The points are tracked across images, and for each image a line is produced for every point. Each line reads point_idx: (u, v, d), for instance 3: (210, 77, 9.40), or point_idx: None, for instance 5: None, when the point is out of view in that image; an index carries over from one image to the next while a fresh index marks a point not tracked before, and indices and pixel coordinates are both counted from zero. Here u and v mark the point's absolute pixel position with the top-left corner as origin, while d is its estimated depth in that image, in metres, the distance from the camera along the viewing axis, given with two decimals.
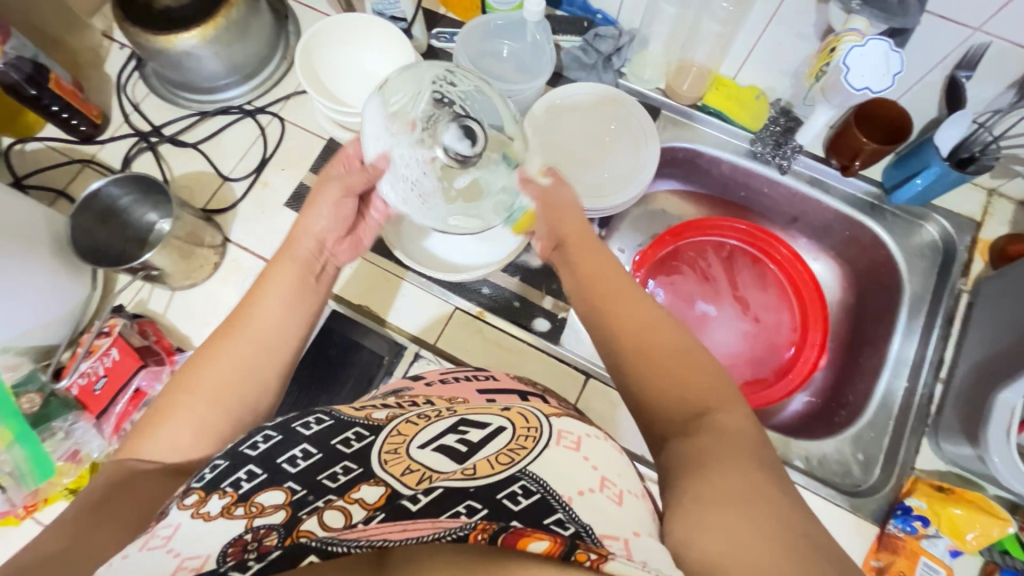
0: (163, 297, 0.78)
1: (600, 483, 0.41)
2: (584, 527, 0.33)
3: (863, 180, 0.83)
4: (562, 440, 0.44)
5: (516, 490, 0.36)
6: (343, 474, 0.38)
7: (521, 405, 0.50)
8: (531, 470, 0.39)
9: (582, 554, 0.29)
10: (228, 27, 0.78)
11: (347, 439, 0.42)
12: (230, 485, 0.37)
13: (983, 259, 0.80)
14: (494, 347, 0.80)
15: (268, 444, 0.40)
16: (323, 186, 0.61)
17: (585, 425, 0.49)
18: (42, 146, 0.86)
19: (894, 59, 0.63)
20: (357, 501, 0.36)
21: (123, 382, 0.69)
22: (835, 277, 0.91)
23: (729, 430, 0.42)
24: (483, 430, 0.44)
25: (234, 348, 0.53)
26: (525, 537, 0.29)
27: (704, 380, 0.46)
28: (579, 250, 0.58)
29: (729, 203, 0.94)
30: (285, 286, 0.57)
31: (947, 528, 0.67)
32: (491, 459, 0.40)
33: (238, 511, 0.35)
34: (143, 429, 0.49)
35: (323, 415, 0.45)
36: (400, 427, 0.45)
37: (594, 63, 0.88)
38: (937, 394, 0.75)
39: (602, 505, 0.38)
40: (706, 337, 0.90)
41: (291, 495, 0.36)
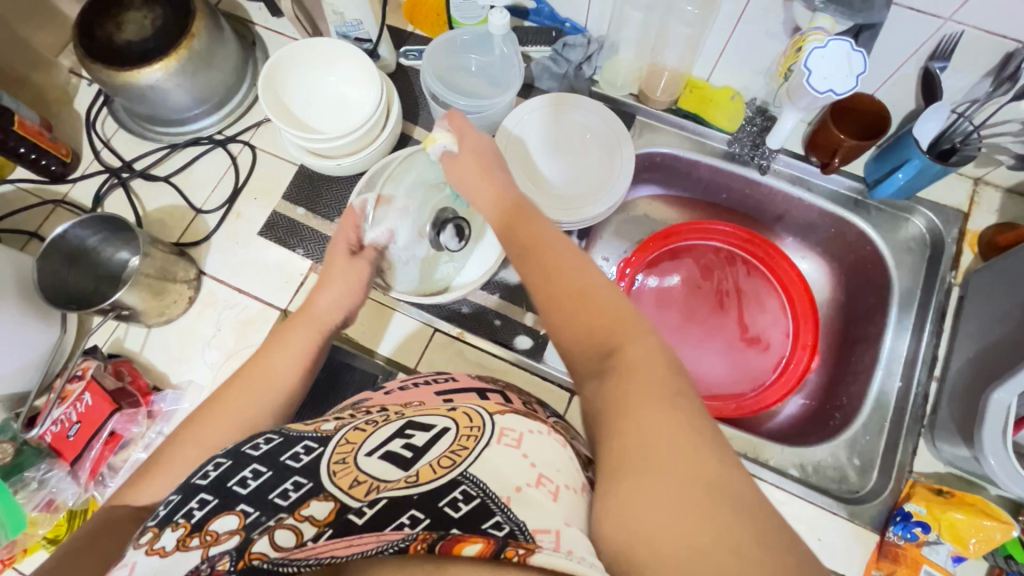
0: (140, 335, 0.77)
1: (537, 479, 0.39)
2: (519, 524, 0.34)
3: (845, 176, 0.81)
4: (503, 439, 0.43)
5: (457, 496, 0.35)
6: (294, 491, 0.36)
7: (468, 403, 0.49)
8: (473, 473, 0.38)
9: (512, 551, 0.30)
10: (191, 59, 0.77)
11: (296, 454, 0.40)
12: (183, 517, 0.36)
13: (973, 250, 0.78)
14: (477, 369, 0.79)
15: (219, 470, 0.39)
16: (333, 263, 0.69)
17: (529, 420, 0.47)
18: (13, 187, 0.86)
19: (857, 58, 0.61)
20: (307, 518, 0.34)
21: (97, 426, 0.69)
22: (823, 275, 0.89)
23: (635, 365, 0.43)
24: (427, 433, 0.43)
25: (238, 385, 0.56)
26: (460, 542, 0.30)
27: (612, 320, 0.47)
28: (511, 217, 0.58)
29: (712, 205, 0.92)
30: (297, 339, 0.62)
31: (949, 534, 0.65)
32: (434, 463, 0.39)
33: (193, 542, 0.34)
34: (141, 476, 0.51)
35: (272, 434, 0.44)
36: (349, 435, 0.43)
37: (565, 72, 0.87)
38: (932, 393, 0.73)
39: (541, 502, 0.37)
40: (693, 344, 0.88)
41: (244, 519, 0.35)
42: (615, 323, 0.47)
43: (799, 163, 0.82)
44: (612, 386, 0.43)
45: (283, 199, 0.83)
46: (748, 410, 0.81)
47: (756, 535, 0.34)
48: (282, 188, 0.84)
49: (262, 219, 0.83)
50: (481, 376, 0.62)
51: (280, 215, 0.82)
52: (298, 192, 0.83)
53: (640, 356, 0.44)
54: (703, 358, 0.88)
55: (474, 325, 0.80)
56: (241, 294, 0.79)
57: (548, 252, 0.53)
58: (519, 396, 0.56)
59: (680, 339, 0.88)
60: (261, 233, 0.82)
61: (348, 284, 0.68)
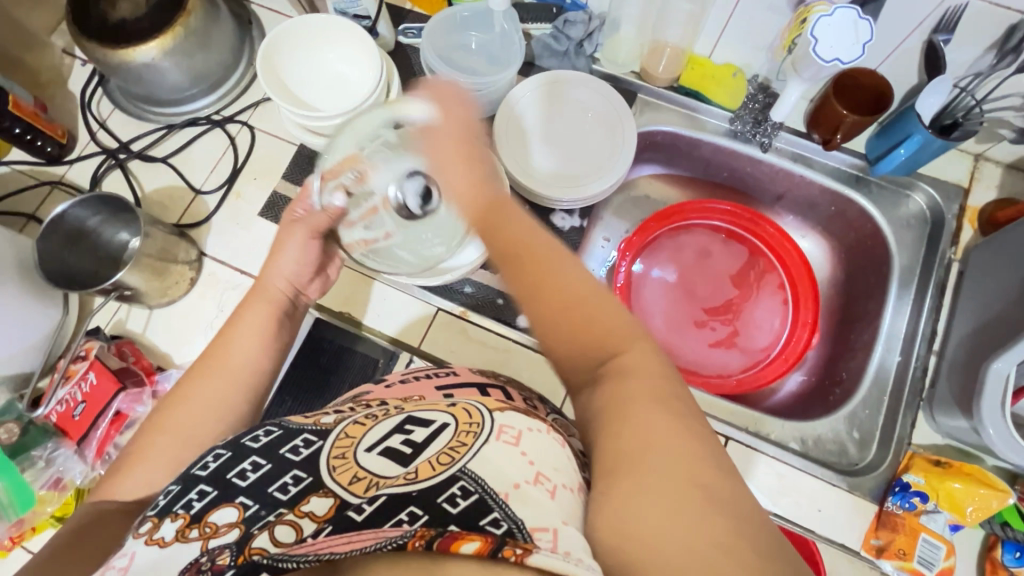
0: (141, 316, 0.77)
1: (534, 477, 0.39)
2: (516, 522, 0.34)
3: (846, 153, 0.81)
4: (501, 436, 0.42)
5: (455, 492, 0.36)
6: (293, 484, 0.38)
7: (468, 399, 0.49)
8: (471, 468, 0.38)
9: (508, 550, 0.30)
10: (186, 37, 0.76)
11: (296, 446, 0.41)
12: (182, 507, 0.36)
13: (973, 226, 0.78)
14: (481, 347, 0.79)
15: (218, 463, 0.40)
16: (289, 229, 0.65)
17: (527, 417, 0.47)
18: (9, 169, 0.85)
19: (863, 28, 0.61)
20: (307, 514, 0.35)
21: (102, 406, 0.69)
22: (823, 252, 0.90)
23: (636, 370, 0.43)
24: (427, 429, 0.43)
25: (207, 383, 0.56)
26: (458, 539, 0.30)
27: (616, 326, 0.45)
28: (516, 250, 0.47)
29: (713, 184, 0.92)
30: (260, 319, 0.61)
31: (946, 503, 0.66)
32: (433, 460, 0.39)
33: (192, 534, 0.34)
34: (115, 472, 0.51)
35: (272, 427, 0.44)
36: (348, 429, 0.44)
37: (565, 50, 0.86)
38: (931, 366, 0.74)
39: (540, 501, 0.37)
40: (693, 325, 0.89)
41: (244, 512, 0.36)
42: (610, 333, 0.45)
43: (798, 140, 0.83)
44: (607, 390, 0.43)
45: (283, 180, 0.82)
46: (750, 387, 0.82)
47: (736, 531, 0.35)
48: (282, 170, 0.84)
49: (262, 199, 0.83)
50: (481, 371, 0.63)
51: (280, 196, 0.82)
52: (299, 172, 0.83)
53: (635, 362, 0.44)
54: (702, 340, 0.88)
55: (477, 305, 0.81)
56: (243, 274, 0.79)
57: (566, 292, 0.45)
58: (518, 391, 0.57)
59: (683, 322, 0.89)
60: (261, 214, 0.81)
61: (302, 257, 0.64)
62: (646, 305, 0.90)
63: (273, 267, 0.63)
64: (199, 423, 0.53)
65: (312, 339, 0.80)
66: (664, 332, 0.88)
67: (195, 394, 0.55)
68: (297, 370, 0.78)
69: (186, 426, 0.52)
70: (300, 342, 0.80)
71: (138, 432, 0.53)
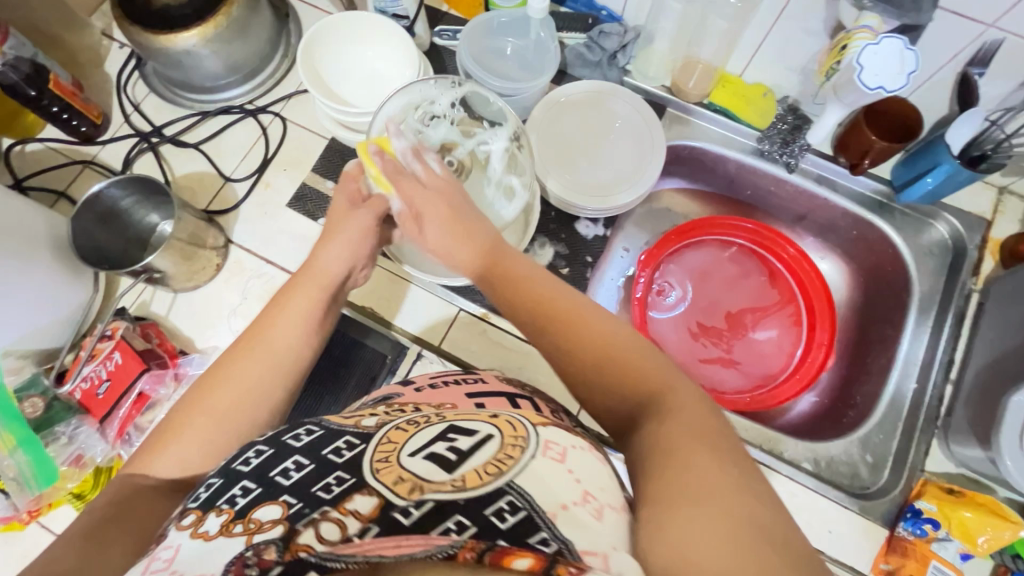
0: (166, 299, 0.78)
1: (582, 496, 0.40)
2: (567, 543, 0.33)
3: (872, 178, 0.82)
4: (548, 452, 0.43)
5: (504, 506, 0.36)
6: (336, 485, 0.39)
7: (509, 413, 0.50)
8: (519, 484, 0.38)
9: (562, 569, 0.29)
10: (227, 27, 0.77)
11: (339, 450, 0.44)
12: (226, 502, 0.39)
13: (994, 258, 0.79)
14: (499, 350, 0.80)
15: (262, 458, 0.43)
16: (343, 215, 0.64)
17: (571, 436, 0.48)
18: (42, 146, 0.86)
19: (909, 58, 0.62)
20: (352, 513, 0.36)
21: (126, 385, 0.70)
22: (842, 276, 0.90)
23: (680, 412, 0.43)
24: (471, 438, 0.44)
25: (246, 365, 0.54)
26: (509, 555, 0.30)
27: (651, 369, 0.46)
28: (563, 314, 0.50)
29: (735, 202, 0.93)
30: (298, 309, 0.59)
31: (958, 531, 0.67)
32: (480, 470, 0.40)
33: (236, 529, 0.36)
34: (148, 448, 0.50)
35: (313, 427, 0.48)
36: (390, 435, 0.45)
37: (598, 60, 0.87)
38: (948, 395, 0.75)
39: (585, 521, 0.37)
40: (707, 342, 0.89)
41: (287, 510, 0.37)
42: (645, 376, 0.46)
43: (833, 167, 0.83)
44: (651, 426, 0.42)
45: (313, 173, 0.83)
46: (765, 404, 0.83)
47: (782, 558, 0.34)
48: (312, 162, 0.85)
49: (290, 190, 0.83)
50: (507, 379, 0.64)
51: (309, 188, 0.83)
52: (328, 165, 0.84)
53: (682, 405, 0.43)
54: (716, 358, 0.89)
55: (498, 307, 0.81)
56: (268, 263, 0.80)
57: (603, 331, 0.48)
58: (548, 406, 0.58)
59: (698, 338, 0.89)
60: (289, 205, 0.82)
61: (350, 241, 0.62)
62: (662, 318, 0.90)
63: (324, 252, 0.62)
64: (235, 406, 0.52)
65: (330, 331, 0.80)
66: (679, 346, 0.88)
67: (227, 376, 0.54)
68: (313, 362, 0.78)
69: (224, 410, 0.51)
70: None
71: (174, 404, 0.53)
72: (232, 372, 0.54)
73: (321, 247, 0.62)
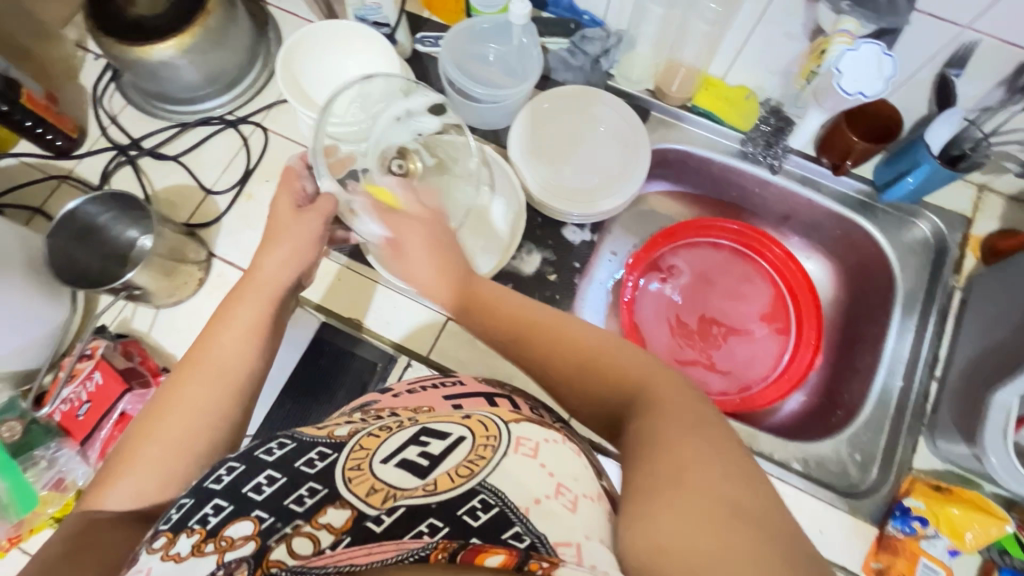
0: (147, 316, 0.76)
1: (555, 490, 0.42)
2: (541, 537, 0.36)
3: (855, 178, 0.83)
4: (520, 448, 0.45)
5: (476, 505, 0.38)
6: (309, 497, 0.39)
7: (482, 411, 0.51)
8: (490, 483, 0.40)
9: (536, 563, 0.32)
10: (205, 37, 0.76)
11: (312, 460, 0.43)
12: (198, 522, 0.38)
13: (975, 255, 0.80)
14: (487, 357, 0.79)
15: (232, 475, 0.42)
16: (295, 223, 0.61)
17: (542, 429, 0.50)
18: (17, 161, 0.84)
19: (886, 63, 0.63)
20: (324, 526, 0.36)
21: (108, 406, 0.69)
22: (827, 275, 0.91)
23: (657, 403, 0.46)
24: (444, 441, 0.45)
25: (193, 390, 0.53)
26: (481, 553, 0.31)
27: (625, 365, 0.50)
28: (540, 342, 0.53)
29: (719, 202, 0.94)
30: (251, 314, 0.58)
31: (947, 528, 0.67)
32: (452, 472, 0.41)
33: (209, 547, 0.36)
34: (101, 481, 0.50)
35: (285, 439, 0.47)
36: (363, 441, 0.46)
37: (581, 65, 0.87)
38: (933, 392, 0.75)
39: (558, 513, 0.39)
40: (697, 346, 0.89)
41: (259, 525, 0.37)
42: (624, 373, 0.50)
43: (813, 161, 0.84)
44: (638, 421, 0.45)
45: None
46: (753, 404, 0.84)
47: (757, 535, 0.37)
48: None
49: (273, 201, 0.82)
50: (486, 380, 0.63)
51: None
52: None
53: (662, 397, 0.47)
54: (706, 361, 0.88)
55: None
56: None
57: (585, 338, 0.53)
58: (525, 401, 0.58)
59: (685, 339, 0.89)
60: None
61: (294, 245, 0.60)
62: (651, 320, 0.90)
63: (268, 259, 0.60)
64: (184, 433, 0.51)
65: (315, 343, 0.79)
66: (665, 349, 0.88)
67: (175, 405, 0.52)
68: (299, 375, 0.77)
69: (174, 438, 0.51)
70: (304, 346, 0.79)
71: (123, 438, 0.52)
72: (182, 399, 0.53)
73: (262, 253, 0.60)
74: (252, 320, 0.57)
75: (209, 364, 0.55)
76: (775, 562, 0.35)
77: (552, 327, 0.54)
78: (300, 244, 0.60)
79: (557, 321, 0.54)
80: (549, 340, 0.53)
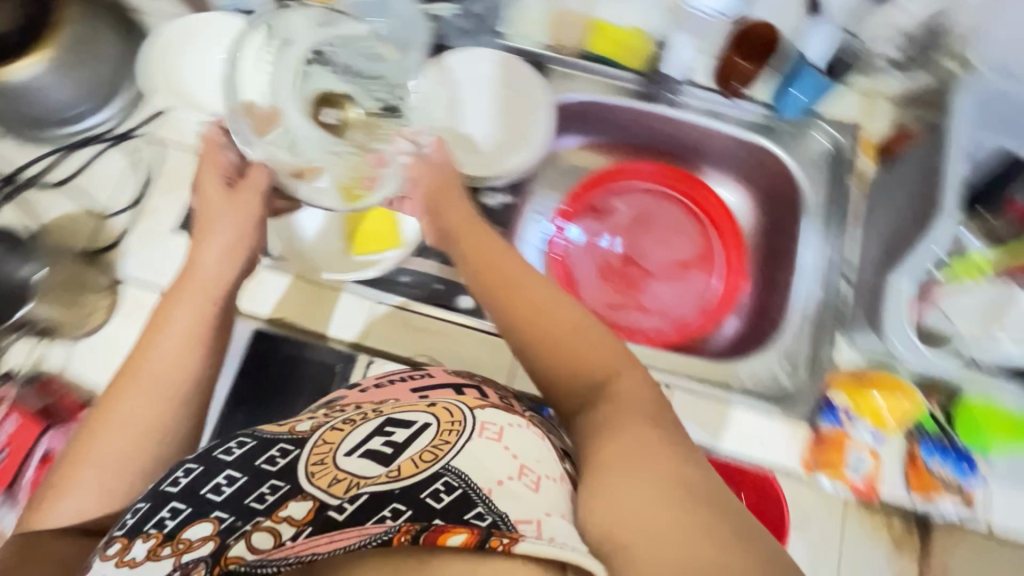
0: (60, 352, 0.73)
1: (520, 471, 0.46)
2: (503, 516, 0.41)
3: (752, 102, 0.85)
4: (484, 432, 0.49)
5: (439, 487, 0.43)
6: (270, 494, 0.45)
7: (446, 397, 0.54)
8: (453, 466, 0.45)
9: (496, 540, 0.39)
10: (69, 52, 0.73)
11: (272, 458, 0.48)
12: (155, 526, 0.44)
13: (869, 156, 0.84)
14: (425, 334, 0.79)
15: (190, 478, 0.47)
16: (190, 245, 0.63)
17: (510, 415, 0.53)
18: None
19: None
20: (286, 518, 0.43)
21: (28, 449, 0.66)
22: (746, 201, 0.93)
23: (622, 396, 0.54)
24: (408, 429, 0.49)
25: (129, 400, 0.57)
26: (445, 534, 0.39)
27: (595, 359, 0.57)
28: (475, 253, 0.63)
29: (633, 143, 0.94)
30: (181, 324, 0.60)
31: (868, 414, 0.74)
32: (416, 458, 0.46)
33: (166, 551, 0.42)
34: (44, 500, 0.54)
35: (246, 438, 0.52)
36: (326, 436, 0.50)
37: (472, 28, 0.88)
38: (846, 292, 0.80)
39: (520, 493, 0.44)
40: (629, 287, 0.91)
41: (219, 525, 0.43)
42: (592, 361, 0.56)
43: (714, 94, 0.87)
44: (600, 409, 0.53)
45: None
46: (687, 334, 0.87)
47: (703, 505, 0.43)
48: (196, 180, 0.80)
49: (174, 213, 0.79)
50: (457, 371, 0.63)
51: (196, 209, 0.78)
52: None
53: (623, 390, 0.54)
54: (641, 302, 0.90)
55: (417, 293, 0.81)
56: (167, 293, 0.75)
57: (540, 296, 0.59)
58: (495, 390, 0.58)
59: (616, 282, 0.91)
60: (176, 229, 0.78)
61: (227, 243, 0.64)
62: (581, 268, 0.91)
63: (200, 256, 0.63)
64: (120, 448, 0.55)
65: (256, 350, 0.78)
66: (599, 296, 0.90)
67: (111, 418, 0.56)
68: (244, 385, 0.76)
69: (111, 453, 0.55)
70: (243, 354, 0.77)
71: (63, 457, 0.56)
72: (117, 413, 0.57)
73: (198, 247, 0.64)
74: (186, 324, 0.60)
75: (143, 377, 0.58)
76: (712, 522, 0.41)
77: (501, 271, 0.62)
78: (220, 247, 0.64)
79: (506, 272, 0.61)
80: (482, 253, 0.63)
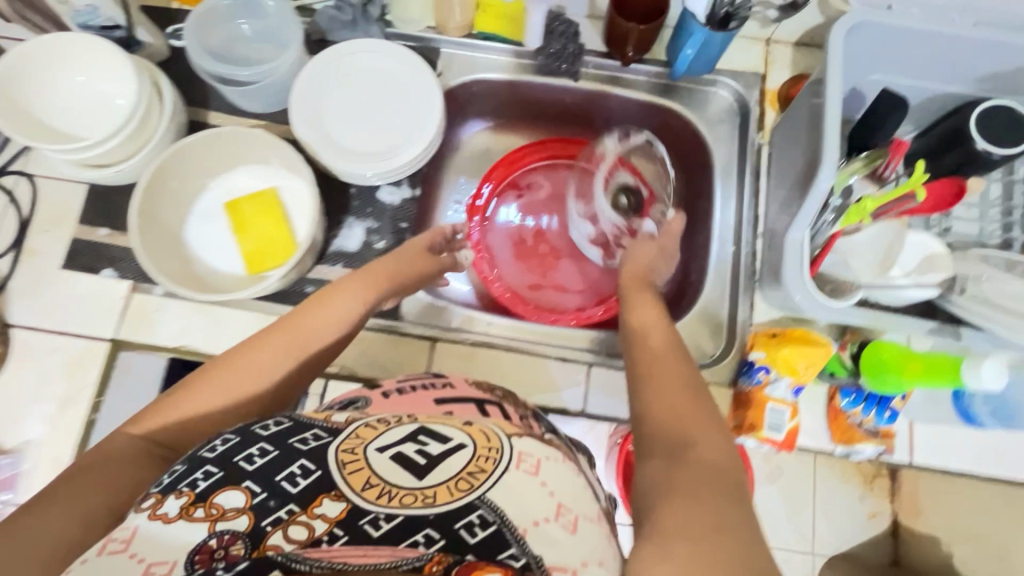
0: None
1: (556, 510, 0.47)
2: (535, 558, 0.43)
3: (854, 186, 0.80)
4: (521, 464, 0.50)
5: (473, 520, 0.44)
6: (301, 477, 0.46)
7: (483, 422, 0.56)
8: (488, 497, 0.46)
9: None
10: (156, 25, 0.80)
11: (305, 439, 0.49)
12: (187, 486, 0.45)
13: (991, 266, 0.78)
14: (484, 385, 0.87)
15: (225, 446, 0.48)
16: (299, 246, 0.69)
17: (543, 445, 0.55)
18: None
19: None
20: (320, 515, 0.43)
21: None
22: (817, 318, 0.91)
23: (706, 461, 0.51)
24: (443, 443, 0.49)
25: (209, 390, 0.60)
26: (479, 570, 0.40)
27: (692, 421, 0.55)
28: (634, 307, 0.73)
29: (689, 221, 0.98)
30: (285, 338, 0.67)
31: None
32: (450, 484, 0.46)
33: (198, 513, 0.43)
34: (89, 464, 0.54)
35: (282, 418, 0.52)
36: (359, 431, 0.51)
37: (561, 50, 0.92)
38: None
39: (554, 537, 0.45)
40: None
41: (250, 498, 0.45)
42: (681, 426, 0.54)
43: (782, 117, 0.89)
44: (675, 467, 0.50)
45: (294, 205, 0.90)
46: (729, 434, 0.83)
47: None
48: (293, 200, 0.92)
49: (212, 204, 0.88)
50: (478, 383, 0.68)
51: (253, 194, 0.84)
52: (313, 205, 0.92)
53: (706, 457, 0.51)
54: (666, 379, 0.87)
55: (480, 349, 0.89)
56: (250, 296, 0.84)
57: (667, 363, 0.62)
58: (514, 407, 0.63)
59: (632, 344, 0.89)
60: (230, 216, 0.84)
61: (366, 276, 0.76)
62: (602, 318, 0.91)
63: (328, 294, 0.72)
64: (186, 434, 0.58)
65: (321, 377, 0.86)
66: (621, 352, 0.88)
67: (186, 405, 0.59)
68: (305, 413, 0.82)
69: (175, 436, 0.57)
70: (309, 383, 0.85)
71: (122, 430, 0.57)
72: (196, 398, 0.60)
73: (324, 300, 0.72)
74: (288, 341, 0.66)
75: (230, 372, 0.62)
76: None
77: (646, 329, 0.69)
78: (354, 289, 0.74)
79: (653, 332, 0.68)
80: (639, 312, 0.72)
